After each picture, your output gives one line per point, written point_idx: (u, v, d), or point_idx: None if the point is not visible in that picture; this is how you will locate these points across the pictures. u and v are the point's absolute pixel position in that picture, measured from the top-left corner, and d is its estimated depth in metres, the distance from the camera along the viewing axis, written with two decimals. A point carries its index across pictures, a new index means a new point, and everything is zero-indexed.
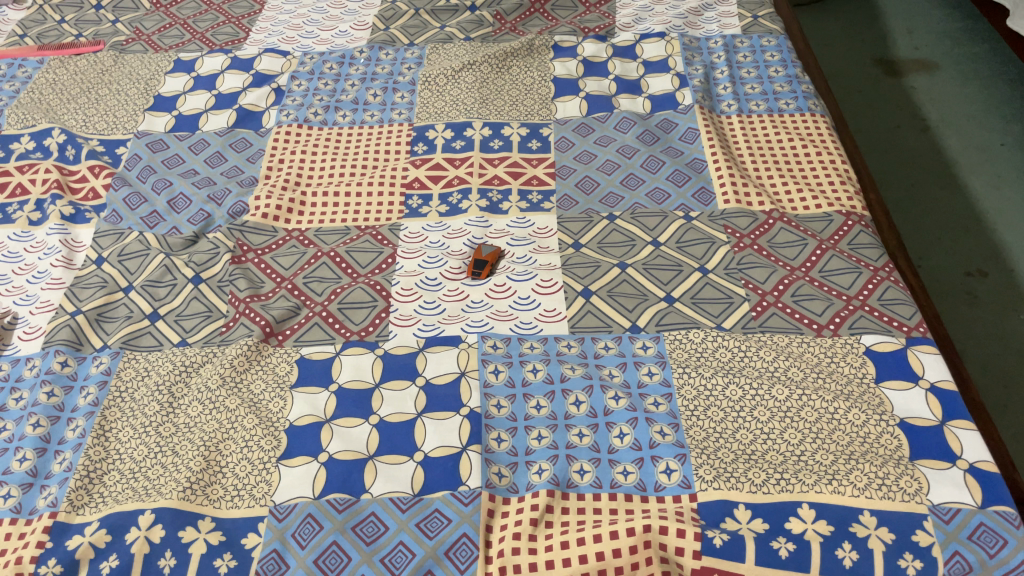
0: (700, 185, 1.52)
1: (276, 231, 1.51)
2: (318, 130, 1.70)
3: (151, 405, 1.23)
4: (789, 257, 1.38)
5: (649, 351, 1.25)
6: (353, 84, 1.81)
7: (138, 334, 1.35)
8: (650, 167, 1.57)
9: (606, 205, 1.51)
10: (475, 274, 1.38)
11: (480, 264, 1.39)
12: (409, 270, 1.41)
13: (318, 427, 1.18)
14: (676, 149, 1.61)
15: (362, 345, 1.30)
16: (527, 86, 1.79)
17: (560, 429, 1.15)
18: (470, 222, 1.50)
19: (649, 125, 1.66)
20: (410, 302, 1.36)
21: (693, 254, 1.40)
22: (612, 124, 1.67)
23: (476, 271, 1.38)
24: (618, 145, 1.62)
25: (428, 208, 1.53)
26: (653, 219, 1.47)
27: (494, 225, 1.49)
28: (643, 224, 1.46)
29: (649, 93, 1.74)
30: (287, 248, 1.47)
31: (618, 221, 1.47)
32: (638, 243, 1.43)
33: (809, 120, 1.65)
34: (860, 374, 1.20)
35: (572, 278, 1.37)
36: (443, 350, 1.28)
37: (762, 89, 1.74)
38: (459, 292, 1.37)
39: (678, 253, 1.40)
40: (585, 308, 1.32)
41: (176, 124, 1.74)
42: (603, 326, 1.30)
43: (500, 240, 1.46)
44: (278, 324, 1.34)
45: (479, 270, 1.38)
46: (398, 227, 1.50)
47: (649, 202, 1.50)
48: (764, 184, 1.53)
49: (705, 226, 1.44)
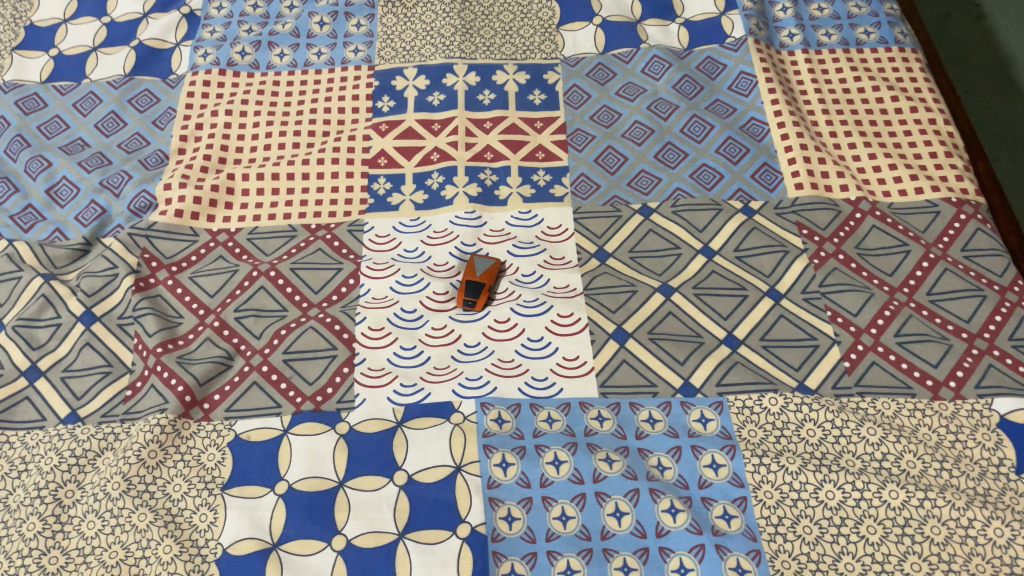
0: (761, 161, 1.15)
1: (196, 235, 1.13)
2: (247, 78, 1.28)
3: (29, 522, 0.90)
4: (886, 273, 1.04)
5: (710, 427, 0.92)
6: (291, 6, 1.36)
7: (11, 403, 0.99)
8: (695, 133, 1.18)
9: (638, 191, 1.13)
10: (468, 300, 1.02)
11: (473, 289, 1.03)
12: (378, 297, 1.05)
13: (262, 558, 0.86)
14: (725, 104, 1.21)
15: (318, 418, 0.96)
16: (524, 7, 1.36)
17: (596, 558, 0.84)
18: (457, 219, 1.12)
19: (688, 68, 1.26)
20: (382, 347, 1.01)
21: (758, 270, 1.05)
22: (639, 66, 1.27)
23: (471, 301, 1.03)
24: (650, 98, 1.22)
25: (400, 197, 1.15)
26: (702, 214, 1.10)
27: (488, 224, 1.12)
28: (689, 222, 1.09)
29: (685, 17, 1.33)
30: (212, 262, 1.10)
31: (655, 217, 1.10)
32: (685, 252, 1.07)
33: (897, 58, 1.26)
34: (995, 461, 0.89)
35: (599, 309, 1.02)
36: (429, 426, 0.94)
37: (832, 10, 1.32)
38: (450, 334, 1.02)
39: (738, 269, 1.05)
40: (618, 357, 0.98)
41: (56, 69, 1.30)
42: (644, 385, 0.96)
43: (498, 248, 1.09)
44: (202, 387, 0.99)
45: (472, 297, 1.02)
46: (361, 229, 1.12)
47: (694, 187, 1.13)
48: (844, 157, 1.16)
49: (772, 226, 1.08)
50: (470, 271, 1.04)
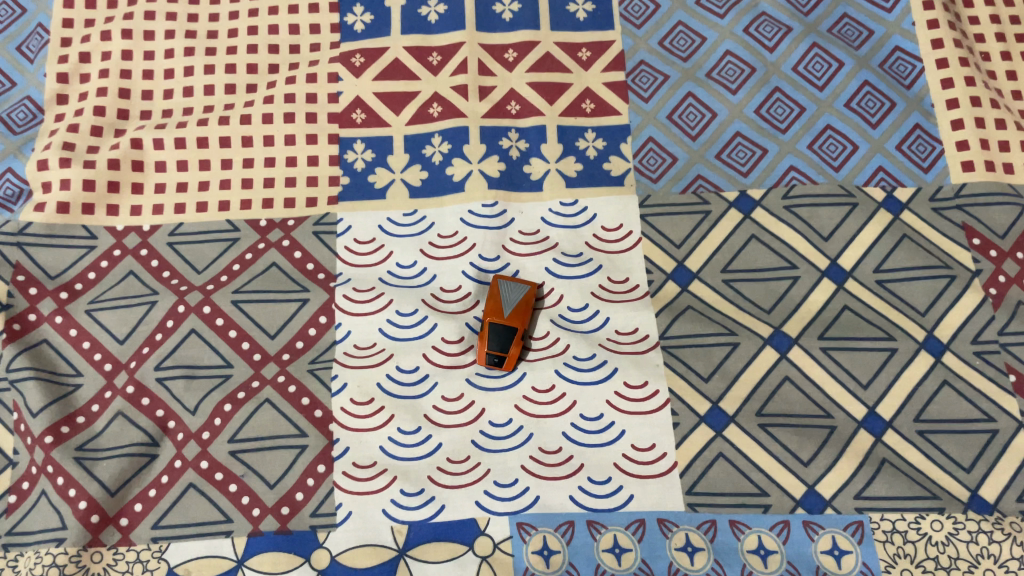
0: (912, 122, 0.79)
1: (93, 238, 0.78)
2: None
3: None
4: None
5: (847, 566, 0.64)
6: None
7: None
8: (814, 74, 0.81)
9: (732, 169, 0.78)
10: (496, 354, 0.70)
11: (501, 338, 0.70)
12: (362, 345, 0.73)
13: None
14: (856, 25, 0.84)
15: (284, 544, 0.67)
16: None
17: None
18: (470, 214, 0.78)
19: None
20: (372, 429, 0.70)
21: (909, 306, 0.73)
22: None
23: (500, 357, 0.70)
24: (747, 15, 0.85)
25: (386, 175, 0.80)
26: (828, 211, 0.76)
27: (516, 222, 0.77)
28: (808, 225, 0.76)
29: None
30: (120, 286, 0.76)
31: (758, 214, 0.76)
32: (803, 274, 0.74)
33: None
34: None
35: (683, 372, 0.71)
36: (445, 559, 0.66)
37: None
38: (471, 408, 0.71)
39: (881, 303, 0.73)
40: (712, 449, 0.69)
41: None
42: (751, 495, 0.68)
43: (532, 262, 0.75)
44: (115, 496, 0.69)
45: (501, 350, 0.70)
46: (332, 229, 0.78)
47: (815, 165, 0.78)
48: None
49: (928, 231, 0.75)
50: (496, 307, 0.72)
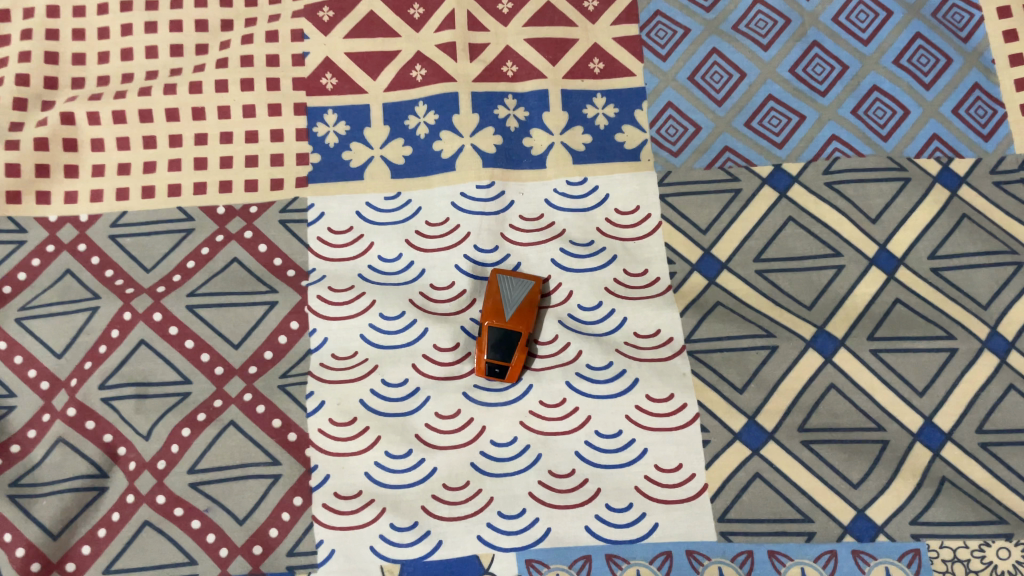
0: (971, 81, 0.69)
1: (21, 232, 0.67)
2: None
3: None
4: None
5: None
6: None
7: None
8: (857, 26, 0.70)
9: (765, 139, 0.68)
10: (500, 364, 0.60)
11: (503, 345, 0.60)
12: (341, 354, 0.63)
13: None
14: None
15: None
16: None
17: None
18: (463, 197, 0.67)
19: None
20: (355, 453, 0.61)
21: (969, 297, 0.63)
22: None
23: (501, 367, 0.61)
24: None
25: (363, 151, 0.69)
26: (875, 189, 0.66)
27: (516, 206, 0.67)
28: (853, 205, 0.66)
29: None
30: (56, 288, 0.66)
31: (795, 193, 0.66)
32: (848, 263, 0.64)
33: None
34: None
35: (714, 382, 0.61)
36: None
37: None
38: (472, 426, 0.61)
39: (938, 295, 0.63)
40: (747, 469, 0.60)
41: None
42: (793, 521, 0.59)
43: (535, 254, 0.65)
44: (58, 537, 0.59)
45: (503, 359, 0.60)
46: (302, 217, 0.67)
47: (859, 133, 0.67)
48: None
49: (990, 210, 0.65)
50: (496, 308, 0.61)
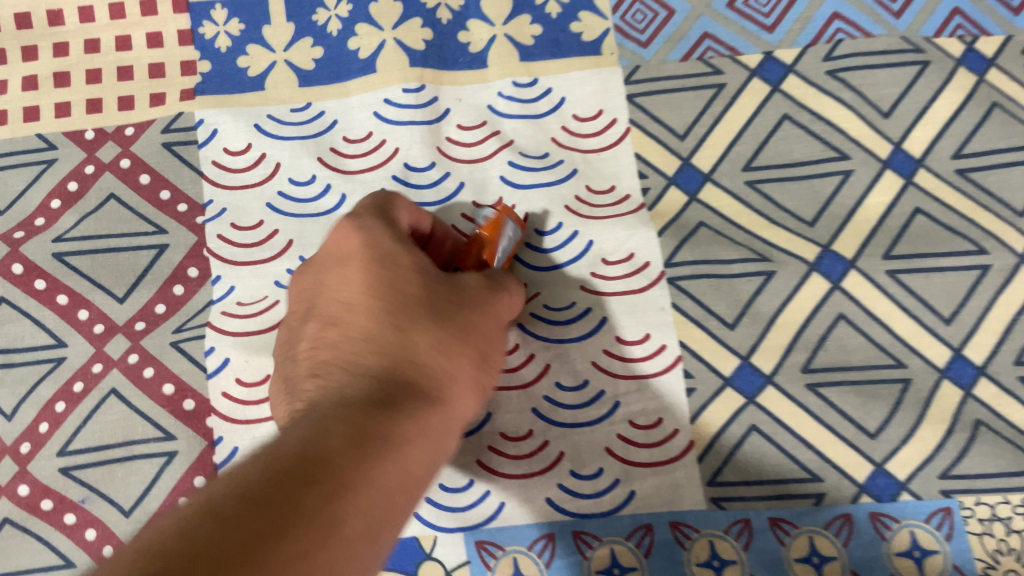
0: None
1: None
2: None
3: None
4: None
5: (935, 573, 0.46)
6: None
7: None
8: None
9: (752, 21, 0.56)
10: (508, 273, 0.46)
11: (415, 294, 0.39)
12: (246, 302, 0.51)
13: None
14: None
15: None
16: None
17: None
18: (389, 104, 0.55)
19: None
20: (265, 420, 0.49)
21: (1004, 202, 0.52)
22: None
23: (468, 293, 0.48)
24: None
25: (263, 54, 0.56)
26: (887, 77, 0.54)
27: (453, 112, 0.55)
28: (860, 97, 0.54)
29: None
30: None
31: (790, 85, 0.54)
32: (856, 166, 0.53)
33: None
34: None
35: (699, 319, 0.50)
36: None
37: None
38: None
39: (967, 200, 0.52)
40: (741, 421, 0.49)
41: None
42: (797, 480, 0.48)
43: (480, 170, 0.54)
44: None
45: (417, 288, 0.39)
46: (190, 138, 0.55)
47: (867, 10, 0.56)
48: None
49: None
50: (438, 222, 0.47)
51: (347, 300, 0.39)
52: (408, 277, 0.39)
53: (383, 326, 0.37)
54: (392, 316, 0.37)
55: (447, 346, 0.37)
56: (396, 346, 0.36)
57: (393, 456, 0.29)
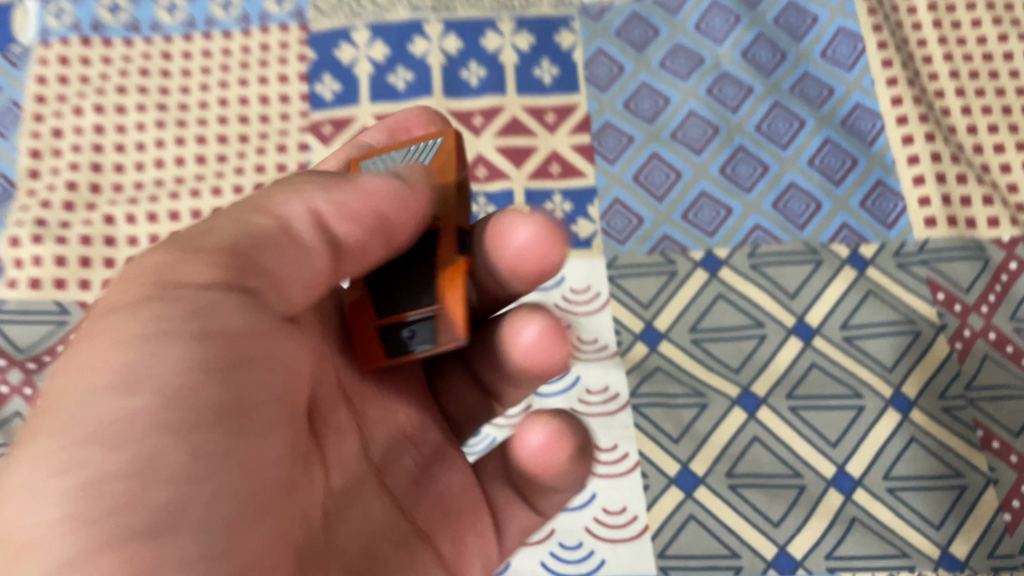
0: (875, 178, 0.81)
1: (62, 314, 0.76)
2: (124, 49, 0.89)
3: None
4: None
5: None
6: None
7: None
8: (778, 132, 0.83)
9: (699, 229, 0.79)
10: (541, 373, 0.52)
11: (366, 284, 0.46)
12: None
13: None
14: (819, 82, 0.85)
15: None
16: None
17: None
18: None
19: (765, 20, 0.88)
20: None
21: (876, 361, 0.73)
22: (691, 20, 0.88)
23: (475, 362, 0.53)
24: (711, 74, 0.86)
25: None
26: (793, 270, 0.77)
27: None
28: (773, 283, 0.77)
29: None
30: None
31: (725, 274, 0.77)
32: (770, 332, 0.75)
33: None
34: None
35: (654, 435, 0.71)
36: None
37: None
38: (476, 398, 0.55)
39: (850, 359, 0.74)
40: (682, 511, 0.68)
41: None
42: (722, 556, 0.67)
43: None
44: None
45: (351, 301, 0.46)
46: None
47: (781, 224, 0.79)
48: (989, 168, 0.82)
49: (893, 286, 0.76)
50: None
51: (144, 261, 0.38)
52: (311, 292, 0.41)
53: (291, 361, 0.40)
54: (290, 307, 0.40)
55: (291, 262, 0.39)
56: (278, 376, 0.39)
57: (261, 480, 0.37)
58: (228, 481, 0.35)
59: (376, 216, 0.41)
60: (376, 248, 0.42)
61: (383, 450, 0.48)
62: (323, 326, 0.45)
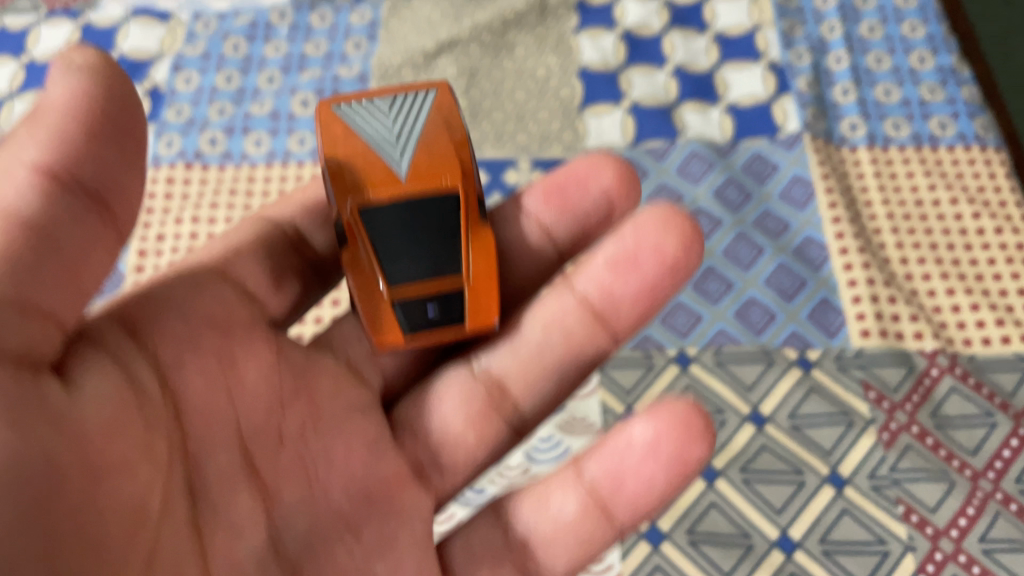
0: (820, 297, 0.98)
1: None
2: (218, 173, 1.11)
3: None
4: (967, 452, 0.88)
5: None
6: (271, 78, 1.19)
7: None
8: (741, 257, 1.01)
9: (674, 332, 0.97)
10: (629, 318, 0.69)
11: (370, 206, 0.67)
12: None
13: None
14: (777, 218, 1.04)
15: None
16: (541, 83, 1.18)
17: None
18: None
19: (734, 168, 1.08)
20: None
21: (817, 445, 0.89)
22: (674, 165, 1.09)
23: (402, 239, 0.67)
24: (689, 208, 1.05)
25: None
26: (751, 368, 0.94)
27: None
28: (734, 378, 0.93)
29: (729, 101, 1.14)
30: None
31: (694, 369, 0.94)
32: (729, 418, 0.91)
33: (976, 160, 1.08)
34: None
35: None
36: None
37: (903, 95, 1.13)
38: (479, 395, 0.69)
39: (795, 442, 0.89)
40: (650, 561, 0.83)
41: None
42: None
43: None
44: None
45: (352, 212, 0.67)
46: None
47: (741, 330, 0.96)
48: (918, 293, 0.99)
49: (833, 385, 0.92)
50: (481, 241, 0.69)
51: None
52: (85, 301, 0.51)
53: (114, 391, 0.49)
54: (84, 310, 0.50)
55: (89, 238, 0.50)
56: (115, 428, 0.48)
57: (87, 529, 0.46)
58: (40, 448, 0.44)
59: (82, 141, 0.50)
60: (126, 165, 0.52)
61: (297, 543, 0.60)
62: (274, 366, 0.61)
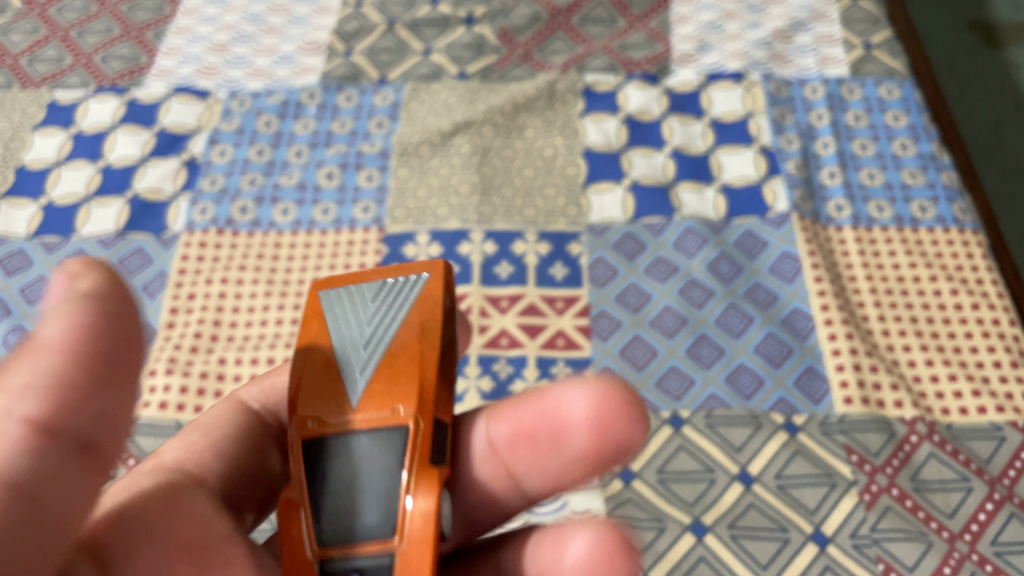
0: (806, 365, 1.04)
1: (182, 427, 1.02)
2: (247, 238, 1.20)
3: None
4: (945, 514, 0.93)
5: None
6: (299, 152, 1.29)
7: None
8: (732, 326, 1.08)
9: (669, 395, 1.03)
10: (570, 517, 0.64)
11: (311, 438, 0.62)
12: None
13: None
14: (766, 291, 1.11)
15: None
16: (548, 161, 1.27)
17: None
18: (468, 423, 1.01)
19: (726, 243, 1.16)
20: None
21: (802, 504, 0.94)
22: (671, 240, 1.17)
23: (345, 492, 0.60)
24: (683, 280, 1.13)
25: None
26: (740, 430, 0.99)
27: None
28: (724, 439, 0.99)
29: (723, 181, 1.23)
30: None
31: (686, 430, 1.00)
32: (719, 477, 0.96)
33: (955, 242, 1.15)
34: None
35: None
36: None
37: (885, 179, 1.21)
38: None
39: (781, 501, 0.94)
40: None
41: (44, 220, 1.23)
42: None
43: None
44: None
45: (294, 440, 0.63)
46: None
47: (731, 395, 1.03)
48: (898, 363, 1.05)
49: (818, 448, 0.98)
50: (425, 478, 0.60)
51: None
52: None
53: None
54: None
55: (74, 492, 0.46)
56: None
57: None
58: None
59: None
60: None
61: None
62: None
